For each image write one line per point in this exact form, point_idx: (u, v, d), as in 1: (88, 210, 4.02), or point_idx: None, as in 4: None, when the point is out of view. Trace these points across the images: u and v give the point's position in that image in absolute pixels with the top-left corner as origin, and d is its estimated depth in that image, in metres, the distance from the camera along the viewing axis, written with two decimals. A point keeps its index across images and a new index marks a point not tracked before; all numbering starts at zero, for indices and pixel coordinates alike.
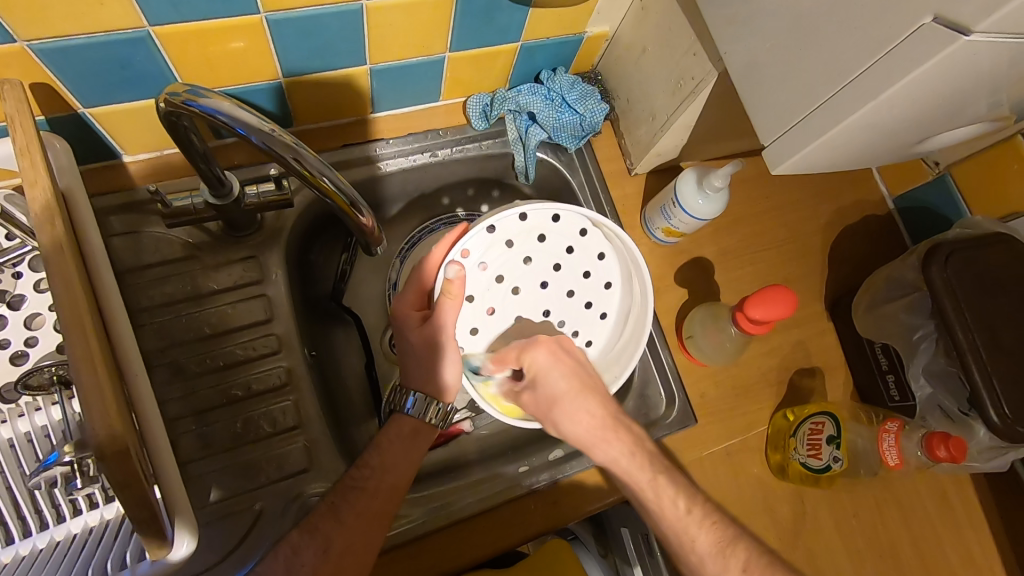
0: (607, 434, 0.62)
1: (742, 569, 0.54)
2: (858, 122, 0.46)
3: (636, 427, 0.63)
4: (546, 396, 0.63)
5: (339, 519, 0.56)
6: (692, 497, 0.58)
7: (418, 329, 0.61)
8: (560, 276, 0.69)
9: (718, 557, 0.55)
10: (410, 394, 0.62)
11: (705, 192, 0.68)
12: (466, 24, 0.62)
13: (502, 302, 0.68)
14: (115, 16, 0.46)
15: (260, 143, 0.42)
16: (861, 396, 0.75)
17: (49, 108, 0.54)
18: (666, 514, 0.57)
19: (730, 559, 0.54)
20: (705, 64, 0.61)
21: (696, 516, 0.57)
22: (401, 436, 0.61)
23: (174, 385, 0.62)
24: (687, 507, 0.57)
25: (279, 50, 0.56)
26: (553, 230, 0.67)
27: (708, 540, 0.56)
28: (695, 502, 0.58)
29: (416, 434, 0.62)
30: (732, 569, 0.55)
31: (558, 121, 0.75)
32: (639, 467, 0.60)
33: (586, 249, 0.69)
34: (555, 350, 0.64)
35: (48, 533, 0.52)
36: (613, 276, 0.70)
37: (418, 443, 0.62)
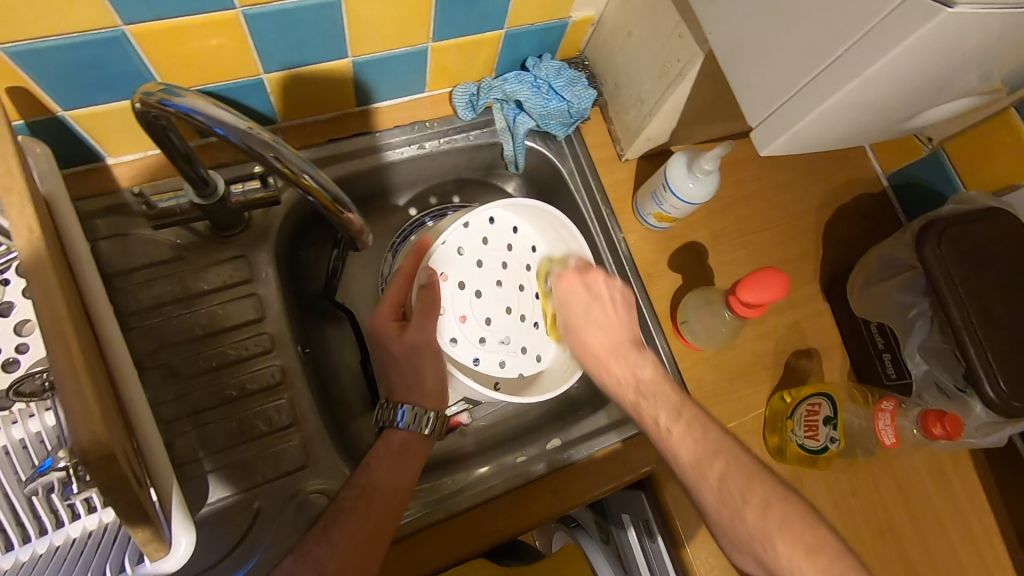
0: (613, 357, 0.66)
1: (737, 496, 0.56)
2: (845, 99, 0.45)
3: (643, 354, 0.66)
4: (588, 312, 0.68)
5: (331, 539, 0.56)
6: (677, 410, 0.61)
7: (399, 340, 0.63)
8: (510, 274, 0.72)
9: (697, 467, 0.58)
10: (399, 407, 0.63)
11: (695, 175, 0.67)
12: (447, 12, 0.61)
13: (471, 309, 0.70)
14: (87, 15, 0.46)
15: (238, 142, 0.42)
16: (858, 375, 0.75)
17: (27, 112, 0.53)
18: (649, 424, 0.62)
19: (725, 490, 0.57)
20: (691, 46, 0.60)
21: (677, 432, 0.60)
22: (390, 452, 0.61)
23: (167, 387, 0.62)
24: (669, 420, 0.61)
25: (257, 46, 0.56)
26: (493, 233, 0.72)
27: (688, 453, 0.59)
28: (678, 420, 0.60)
29: (407, 450, 0.62)
30: (710, 477, 0.57)
31: (545, 109, 0.74)
32: (661, 409, 0.61)
33: (521, 244, 0.73)
34: (581, 280, 0.69)
35: (48, 539, 0.52)
36: (545, 269, 0.74)
37: (409, 459, 0.62)
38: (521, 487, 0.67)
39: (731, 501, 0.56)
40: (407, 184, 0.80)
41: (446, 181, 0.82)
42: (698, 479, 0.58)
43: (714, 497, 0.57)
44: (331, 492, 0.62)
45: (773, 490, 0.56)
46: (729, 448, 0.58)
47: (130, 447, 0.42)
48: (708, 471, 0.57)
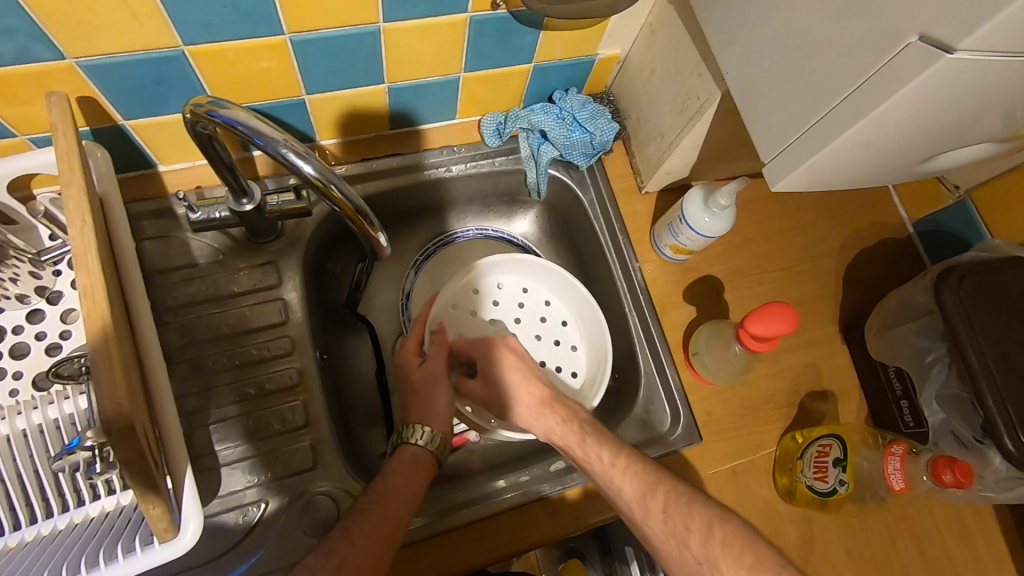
0: (584, 442, 0.63)
1: (681, 523, 0.55)
2: (854, 138, 0.46)
3: (572, 403, 0.68)
4: (506, 380, 0.71)
5: (350, 537, 0.54)
6: (615, 449, 0.61)
7: (417, 368, 0.70)
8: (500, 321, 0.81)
9: (642, 502, 0.57)
10: (413, 427, 0.65)
11: (711, 209, 0.68)
12: (479, 45, 0.65)
13: None
14: (154, 36, 0.51)
15: (273, 152, 0.45)
16: (875, 420, 0.74)
17: (92, 120, 0.58)
18: (595, 465, 0.61)
19: (685, 540, 0.54)
20: (709, 84, 0.62)
21: (620, 467, 0.59)
22: (401, 463, 0.63)
23: (192, 381, 0.65)
24: (611, 458, 0.60)
25: (302, 70, 0.60)
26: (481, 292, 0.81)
27: (631, 488, 0.58)
28: (619, 456, 0.60)
29: (416, 464, 0.64)
30: (654, 512, 0.57)
31: (568, 139, 0.77)
32: (632, 470, 0.59)
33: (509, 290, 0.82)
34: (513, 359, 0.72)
35: (68, 516, 0.55)
36: (547, 293, 0.82)
37: (417, 474, 0.63)
38: (523, 505, 0.67)
39: (676, 529, 0.55)
40: (433, 206, 0.83)
41: (471, 205, 0.86)
42: (644, 515, 0.57)
43: (659, 527, 0.56)
44: (335, 495, 0.64)
45: (709, 514, 0.54)
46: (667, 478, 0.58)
47: (151, 431, 0.45)
48: (653, 505, 0.57)
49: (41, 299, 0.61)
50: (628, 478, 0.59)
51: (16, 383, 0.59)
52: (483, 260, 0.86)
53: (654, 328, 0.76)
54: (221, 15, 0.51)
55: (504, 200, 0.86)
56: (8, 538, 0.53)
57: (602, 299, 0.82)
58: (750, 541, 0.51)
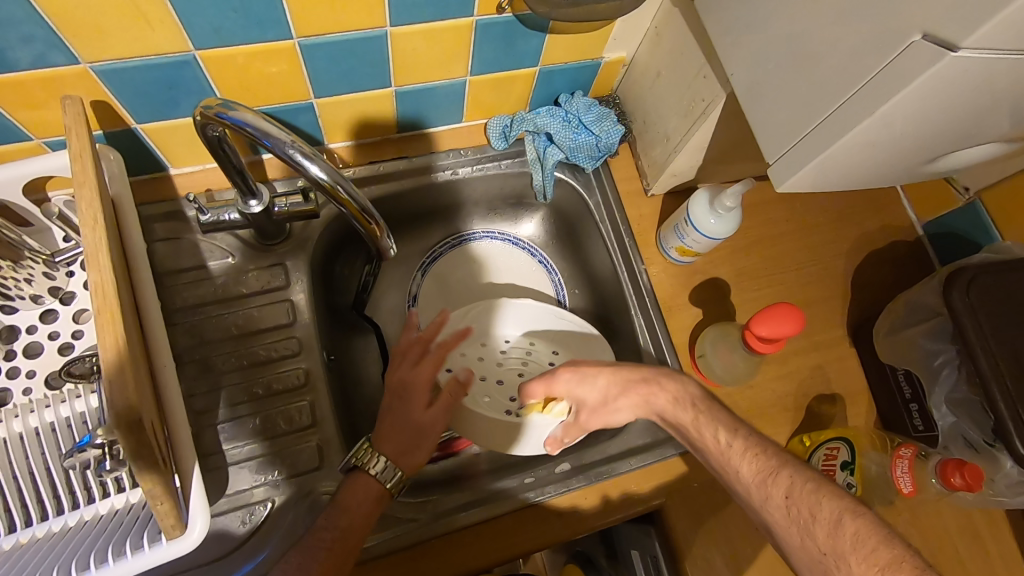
0: (698, 421, 0.61)
1: (806, 511, 0.52)
2: (859, 138, 0.46)
3: (681, 376, 0.66)
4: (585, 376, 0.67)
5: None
6: (732, 428, 0.59)
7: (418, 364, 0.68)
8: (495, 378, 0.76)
9: (761, 486, 0.55)
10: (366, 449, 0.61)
11: (717, 211, 0.68)
12: (486, 48, 0.65)
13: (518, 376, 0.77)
14: (166, 41, 0.52)
15: (281, 153, 0.46)
16: (884, 425, 0.73)
17: (106, 124, 0.60)
18: (712, 446, 0.60)
19: (792, 505, 0.53)
20: (714, 86, 0.63)
21: (737, 448, 0.58)
22: (348, 487, 0.60)
23: (201, 381, 0.66)
24: (727, 437, 0.59)
25: (310, 74, 0.61)
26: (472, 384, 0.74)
27: (750, 470, 0.56)
28: (736, 435, 0.59)
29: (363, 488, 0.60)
30: (777, 496, 0.54)
31: (574, 142, 0.77)
32: (719, 425, 0.60)
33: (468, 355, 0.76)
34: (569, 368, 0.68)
35: (79, 513, 0.56)
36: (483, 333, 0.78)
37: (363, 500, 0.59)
38: (529, 507, 0.67)
39: (800, 519, 0.52)
40: (439, 209, 0.84)
41: (478, 208, 0.86)
42: (764, 499, 0.54)
43: (782, 514, 0.53)
44: None
45: (841, 503, 0.51)
46: (792, 462, 0.55)
47: (159, 428, 0.45)
48: (774, 490, 0.54)
49: (55, 299, 0.62)
50: (739, 448, 0.58)
51: (30, 381, 0.60)
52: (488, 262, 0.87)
53: (660, 331, 0.75)
54: (231, 20, 0.52)
55: (511, 202, 0.86)
56: (19, 535, 0.54)
57: (608, 302, 0.82)
58: (876, 525, 0.49)
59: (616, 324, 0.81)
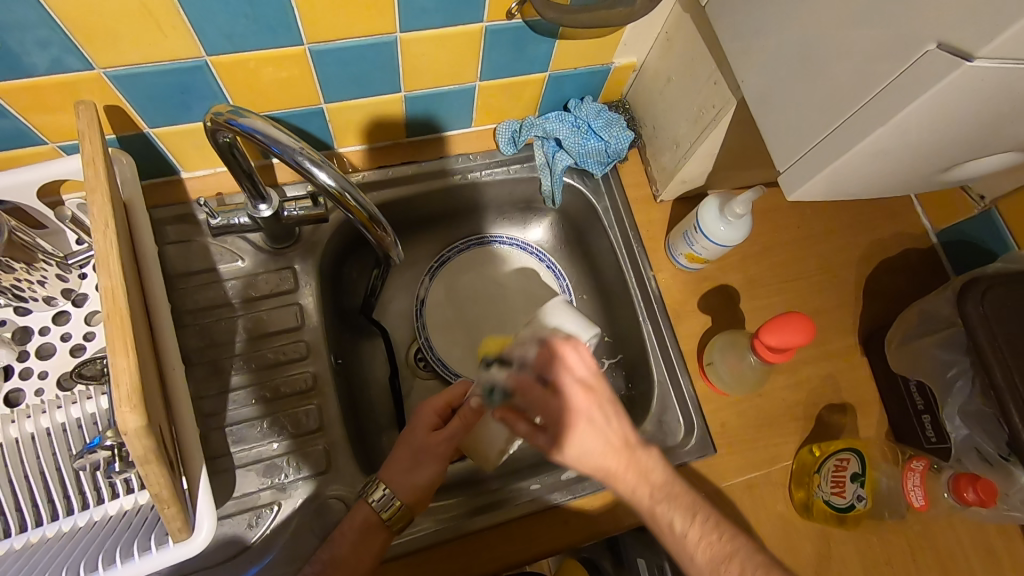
0: (654, 508, 0.54)
1: None
2: (872, 147, 0.45)
3: (644, 457, 0.55)
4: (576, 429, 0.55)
5: None
6: (690, 512, 0.54)
7: (427, 434, 0.62)
8: None
9: (717, 573, 0.52)
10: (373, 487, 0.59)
11: (727, 218, 0.68)
12: (495, 54, 0.65)
13: None
14: (178, 46, 0.53)
15: (291, 160, 0.46)
16: (896, 436, 0.72)
17: (119, 128, 0.60)
18: (666, 533, 0.54)
19: None
20: (724, 93, 0.62)
21: (693, 535, 0.53)
22: (352, 528, 0.58)
23: (209, 383, 0.66)
24: (684, 524, 0.54)
25: (321, 79, 0.61)
26: None
27: (704, 555, 0.53)
28: (693, 521, 0.54)
29: (370, 528, 0.58)
30: None
31: (583, 147, 0.77)
32: (677, 513, 0.54)
33: None
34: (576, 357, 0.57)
35: (88, 513, 0.56)
36: None
37: (370, 541, 0.58)
38: (536, 513, 0.67)
39: None
40: (448, 213, 0.84)
41: (486, 213, 0.86)
42: None
43: None
44: (347, 499, 0.64)
45: None
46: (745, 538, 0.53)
47: (169, 431, 0.46)
48: (730, 572, 0.52)
49: (67, 301, 0.63)
50: (697, 536, 0.53)
51: (41, 382, 0.60)
52: (497, 266, 0.86)
53: (668, 338, 0.75)
54: (243, 27, 0.52)
55: (519, 207, 0.86)
56: (29, 534, 0.55)
57: (616, 309, 0.82)
58: None
59: (623, 330, 0.81)
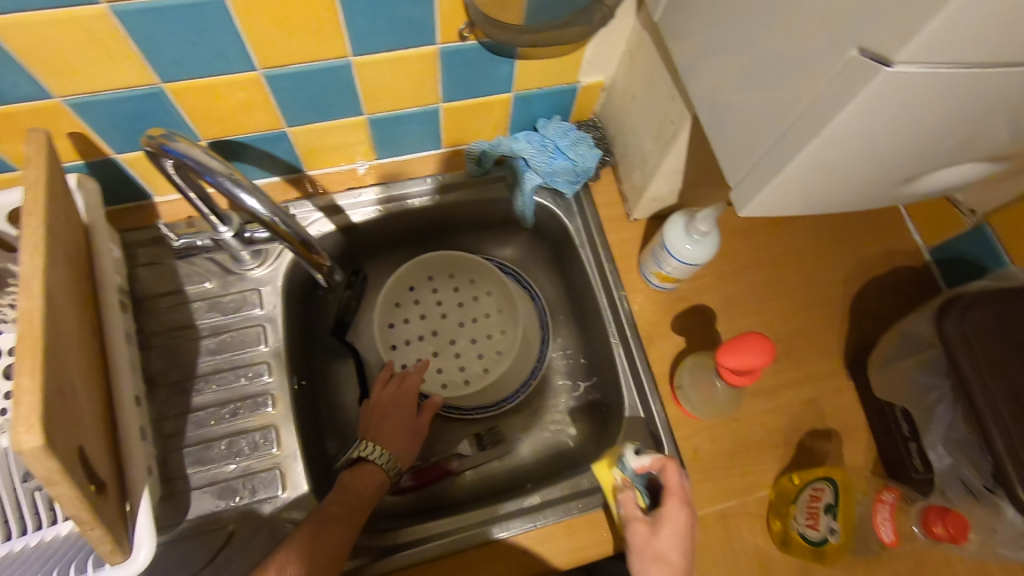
0: None
1: None
2: (811, 159, 0.43)
3: None
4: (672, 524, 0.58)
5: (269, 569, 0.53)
6: None
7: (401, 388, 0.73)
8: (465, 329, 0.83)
9: None
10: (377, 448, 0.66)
11: (692, 236, 0.65)
12: (454, 75, 0.66)
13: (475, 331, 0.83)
14: (131, 74, 0.54)
15: (223, 187, 0.48)
16: (883, 464, 0.68)
17: (85, 154, 0.62)
18: None
19: None
20: (682, 109, 0.61)
21: None
22: (361, 483, 0.63)
23: (172, 404, 0.66)
24: None
25: (278, 103, 0.63)
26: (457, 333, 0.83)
27: None
28: None
29: (373, 492, 0.63)
30: None
31: (550, 166, 0.75)
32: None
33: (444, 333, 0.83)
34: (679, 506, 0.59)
35: (23, 540, 0.54)
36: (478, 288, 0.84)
37: (372, 495, 0.63)
38: (496, 541, 0.64)
39: None
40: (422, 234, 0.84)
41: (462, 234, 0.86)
42: None
43: None
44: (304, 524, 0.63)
45: None
46: None
47: (102, 455, 0.46)
48: None
49: None
50: None
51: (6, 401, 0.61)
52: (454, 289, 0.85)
53: (639, 360, 0.72)
54: (192, 53, 0.53)
55: (494, 226, 0.86)
56: None
57: (589, 328, 0.80)
58: None
59: (599, 353, 0.78)
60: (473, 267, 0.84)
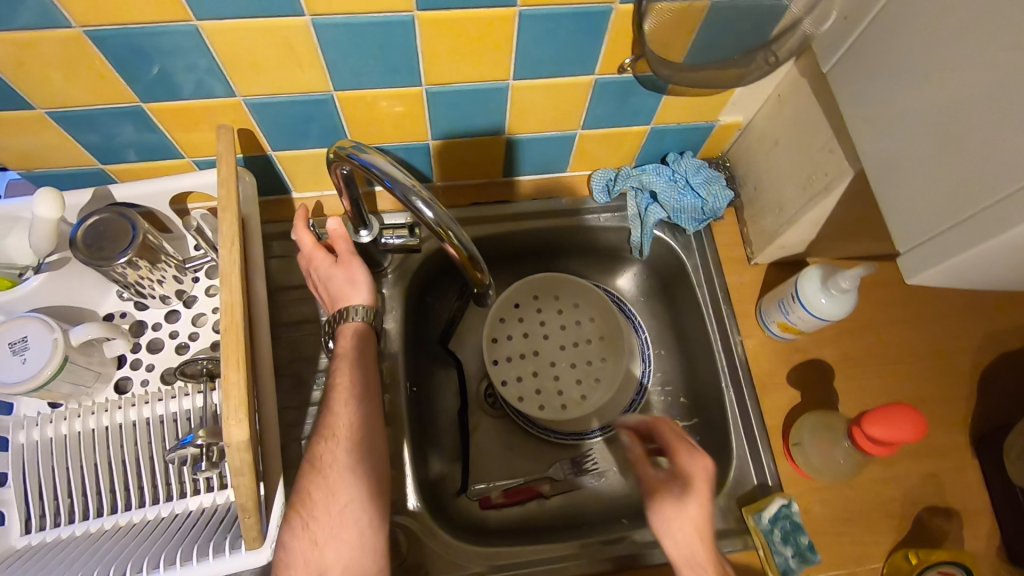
0: None
1: None
2: (1011, 242, 0.42)
3: None
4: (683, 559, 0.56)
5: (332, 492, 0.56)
6: None
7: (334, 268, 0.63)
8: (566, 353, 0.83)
9: None
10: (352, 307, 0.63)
11: (830, 291, 0.63)
12: (601, 105, 0.66)
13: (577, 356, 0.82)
14: (310, 81, 0.57)
15: (402, 197, 0.49)
16: (1010, 554, 0.64)
17: (247, 149, 0.65)
18: None
19: None
20: (840, 163, 0.59)
21: None
22: (348, 346, 0.63)
23: (293, 395, 0.69)
24: None
25: (431, 118, 0.64)
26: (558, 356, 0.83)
27: None
28: None
29: (363, 337, 0.64)
30: None
31: (679, 203, 0.75)
32: None
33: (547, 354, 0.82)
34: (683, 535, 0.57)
35: (172, 505, 0.61)
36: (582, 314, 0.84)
37: (368, 345, 0.63)
38: None
39: None
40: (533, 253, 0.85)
41: (572, 257, 0.86)
42: None
43: None
44: (411, 530, 0.65)
45: None
46: None
47: None
48: None
49: (179, 301, 0.68)
50: None
51: (148, 374, 0.65)
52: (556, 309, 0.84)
53: (752, 409, 0.71)
54: (370, 66, 0.55)
55: (605, 253, 0.86)
56: (118, 517, 0.60)
57: (695, 368, 0.79)
58: None
59: (704, 395, 0.77)
60: (580, 293, 0.84)
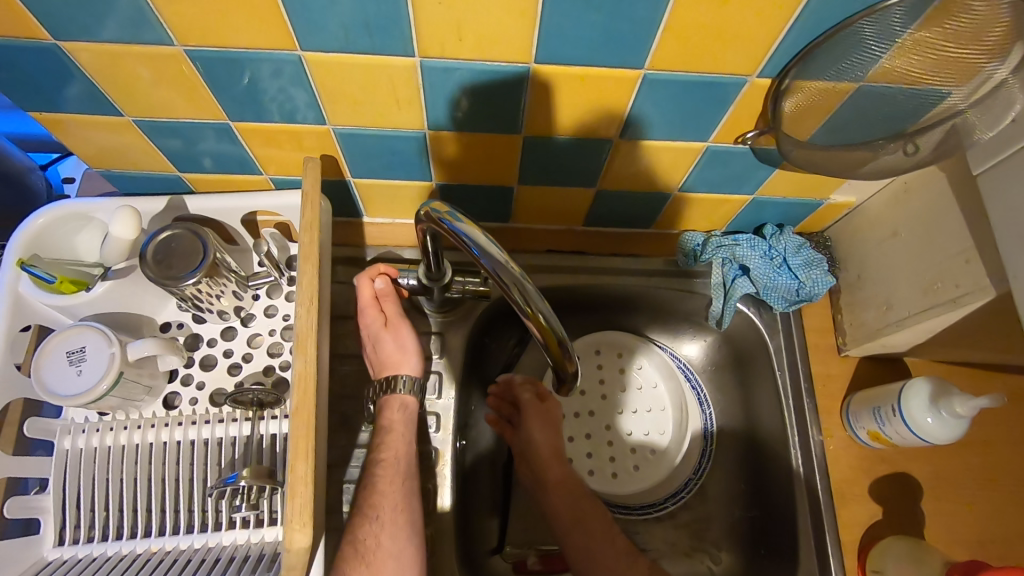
0: None
1: None
2: None
3: None
4: None
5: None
6: None
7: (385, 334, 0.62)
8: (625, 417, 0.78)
9: None
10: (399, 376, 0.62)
11: (939, 411, 0.57)
12: (706, 171, 0.61)
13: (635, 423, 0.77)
14: (405, 119, 0.53)
15: (492, 270, 0.44)
16: None
17: (326, 173, 0.62)
18: None
19: None
20: (979, 278, 0.53)
21: None
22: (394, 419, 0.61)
23: (340, 432, 0.66)
24: None
25: (522, 166, 0.60)
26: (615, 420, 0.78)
27: None
28: None
29: (408, 410, 0.62)
30: None
31: (772, 281, 0.69)
32: None
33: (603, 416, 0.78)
34: None
35: (204, 538, 0.57)
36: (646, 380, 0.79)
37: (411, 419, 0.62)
38: None
39: None
40: (602, 306, 0.80)
41: (641, 315, 0.81)
42: None
43: None
44: None
45: None
46: None
47: None
48: None
49: (236, 318, 0.66)
50: None
51: (198, 392, 0.63)
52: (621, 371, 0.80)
53: (825, 519, 0.65)
54: (472, 111, 0.51)
55: (678, 316, 0.80)
56: (152, 541, 0.57)
57: (763, 456, 0.73)
58: None
59: (770, 488, 0.71)
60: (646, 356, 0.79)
